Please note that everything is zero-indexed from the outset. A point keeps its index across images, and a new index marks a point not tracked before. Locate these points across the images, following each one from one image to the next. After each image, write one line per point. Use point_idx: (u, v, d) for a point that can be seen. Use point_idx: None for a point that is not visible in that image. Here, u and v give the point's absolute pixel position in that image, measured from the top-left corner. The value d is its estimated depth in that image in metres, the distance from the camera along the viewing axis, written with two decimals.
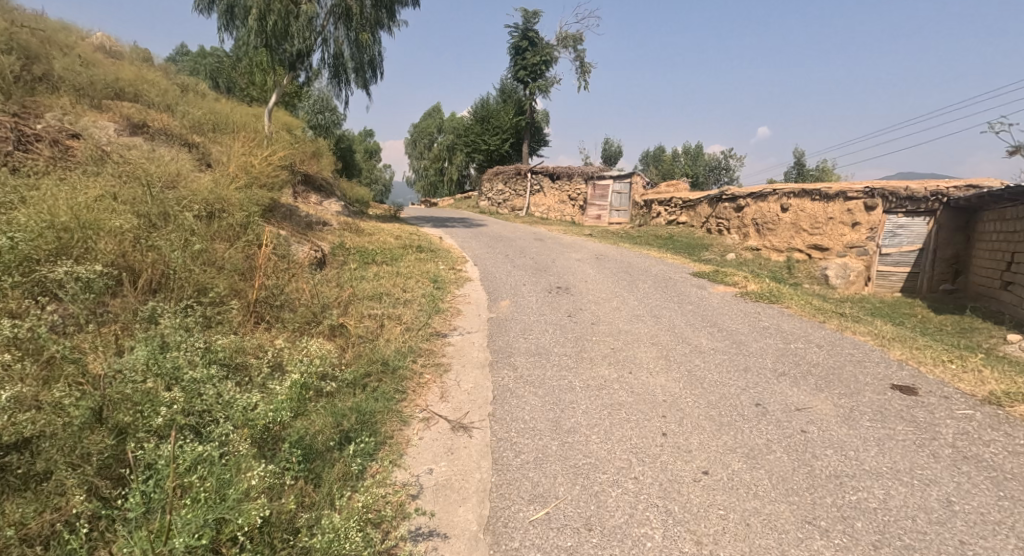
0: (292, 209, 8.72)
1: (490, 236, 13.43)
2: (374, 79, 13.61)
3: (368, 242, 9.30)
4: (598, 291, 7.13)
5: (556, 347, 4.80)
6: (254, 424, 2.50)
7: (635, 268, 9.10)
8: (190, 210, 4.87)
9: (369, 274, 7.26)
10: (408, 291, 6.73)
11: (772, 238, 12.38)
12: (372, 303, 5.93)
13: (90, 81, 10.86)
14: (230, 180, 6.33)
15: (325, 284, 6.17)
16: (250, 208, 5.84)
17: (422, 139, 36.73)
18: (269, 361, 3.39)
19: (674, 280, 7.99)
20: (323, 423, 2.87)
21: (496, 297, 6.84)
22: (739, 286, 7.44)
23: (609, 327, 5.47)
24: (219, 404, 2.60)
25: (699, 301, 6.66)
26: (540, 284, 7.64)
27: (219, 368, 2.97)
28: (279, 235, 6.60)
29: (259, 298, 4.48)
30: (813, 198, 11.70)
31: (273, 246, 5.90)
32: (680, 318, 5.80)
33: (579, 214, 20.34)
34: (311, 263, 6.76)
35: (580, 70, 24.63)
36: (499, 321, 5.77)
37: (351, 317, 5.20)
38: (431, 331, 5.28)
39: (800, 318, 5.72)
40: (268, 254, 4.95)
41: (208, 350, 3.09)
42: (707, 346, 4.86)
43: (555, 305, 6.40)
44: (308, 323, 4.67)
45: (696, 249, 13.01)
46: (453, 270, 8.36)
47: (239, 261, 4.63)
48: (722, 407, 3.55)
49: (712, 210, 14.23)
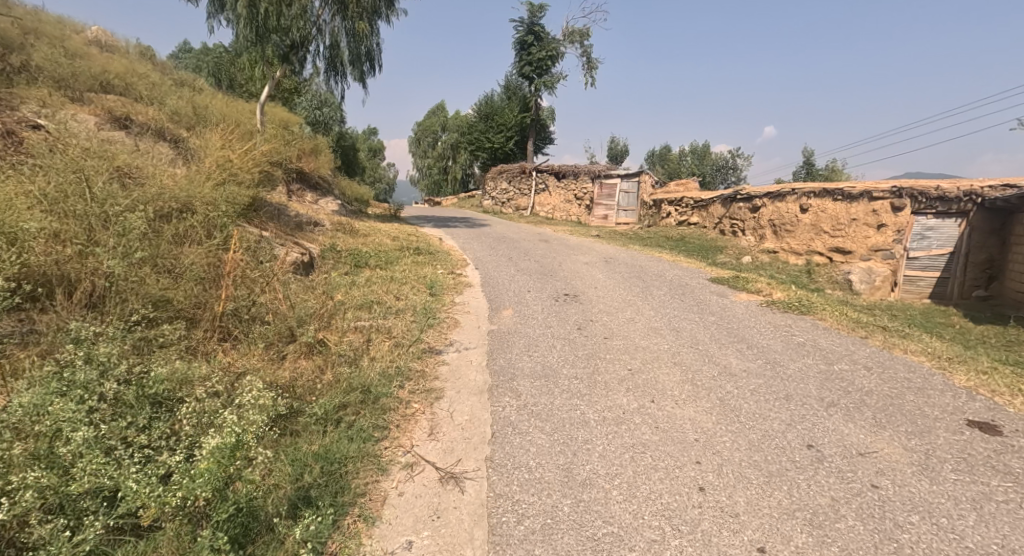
0: (280, 208, 8.14)
1: (493, 236, 12.84)
2: (372, 72, 13.07)
3: (362, 244, 8.73)
4: (609, 300, 6.52)
5: (564, 368, 4.20)
6: (165, 502, 1.93)
7: (648, 272, 8.48)
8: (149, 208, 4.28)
9: (359, 280, 6.68)
10: (401, 300, 6.14)
11: (790, 240, 11.74)
12: (359, 313, 5.37)
13: (73, 73, 10.36)
14: (207, 177, 5.78)
15: (308, 291, 5.60)
16: (226, 207, 5.30)
17: (426, 137, 36.20)
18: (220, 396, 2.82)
19: (690, 286, 7.37)
20: (274, 485, 2.32)
21: (497, 305, 6.25)
22: (764, 293, 6.80)
23: (623, 342, 4.85)
24: (131, 463, 2.05)
25: (721, 311, 6.05)
26: (545, 291, 7.04)
27: (148, 410, 2.41)
28: (259, 237, 6.03)
29: (226, 311, 3.94)
30: (835, 198, 11.01)
31: (252, 248, 5.35)
32: (703, 333, 5.18)
33: (585, 213, 19.76)
34: (295, 268, 6.19)
35: (587, 67, 24.00)
36: (499, 335, 5.17)
37: (334, 330, 4.65)
38: (423, 347, 4.68)
39: (838, 333, 5.08)
40: (238, 258, 4.35)
41: (138, 384, 2.51)
42: (738, 368, 4.24)
43: (561, 316, 5.80)
44: (284, 338, 4.14)
45: (709, 251, 12.39)
46: (451, 275, 7.76)
47: (203, 267, 4.05)
48: (769, 450, 2.93)
49: (725, 210, 13.60)
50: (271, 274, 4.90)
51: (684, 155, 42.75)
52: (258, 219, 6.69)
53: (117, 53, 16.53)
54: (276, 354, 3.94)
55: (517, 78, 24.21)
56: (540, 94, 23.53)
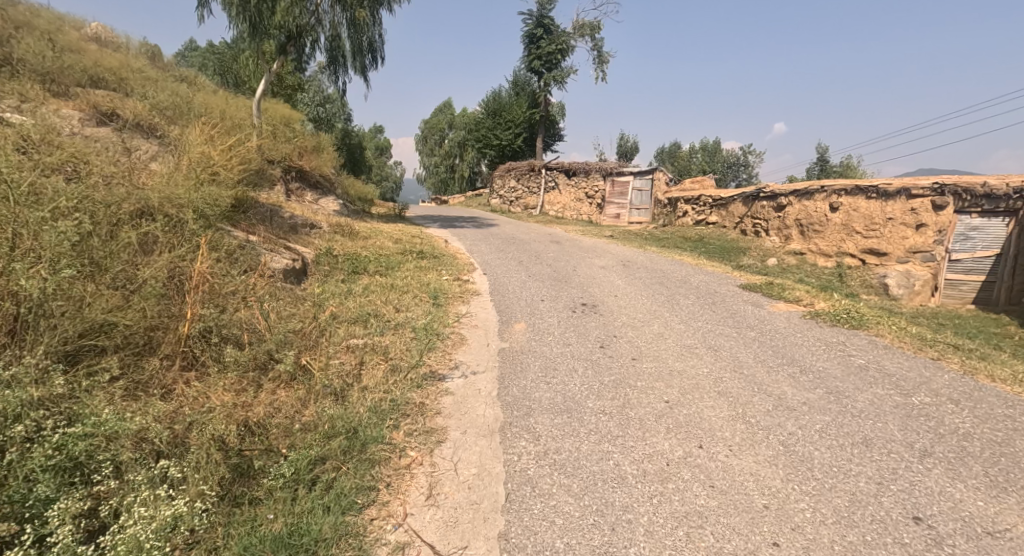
0: (273, 209, 7.56)
1: (502, 237, 12.21)
2: (373, 64, 12.54)
3: (363, 248, 8.13)
4: (632, 311, 5.88)
5: (590, 401, 3.57)
6: None
7: (671, 277, 7.81)
8: (102, 212, 3.66)
9: (356, 289, 6.10)
10: (401, 313, 5.53)
11: (819, 241, 11.00)
12: (352, 330, 4.76)
13: (61, 67, 9.84)
14: (185, 175, 5.21)
15: (295, 306, 5.01)
16: (204, 212, 4.76)
17: (433, 135, 35.64)
18: (150, 465, 2.23)
19: (720, 294, 6.70)
20: None
21: (508, 318, 5.61)
22: (805, 303, 6.12)
23: (655, 366, 4.20)
24: None
25: (761, 325, 5.38)
26: (560, 300, 6.39)
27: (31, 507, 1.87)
28: (242, 242, 5.43)
29: (193, 332, 3.41)
30: (869, 196, 10.26)
31: (231, 254, 4.80)
32: (744, 353, 4.51)
33: (596, 212, 19.13)
34: (282, 277, 5.59)
35: (597, 61, 23.28)
36: (512, 355, 4.54)
37: (322, 350, 4.08)
38: (423, 371, 4.05)
39: (905, 353, 4.38)
40: (203, 274, 3.74)
41: (29, 465, 1.94)
42: (795, 399, 3.57)
43: (580, 332, 5.15)
44: (261, 365, 3.60)
45: (731, 252, 11.69)
46: (457, 282, 7.14)
47: (161, 286, 3.43)
48: (867, 527, 2.28)
49: (747, 209, 12.90)
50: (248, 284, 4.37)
51: (695, 152, 41.95)
52: (244, 223, 6.10)
53: (114, 49, 16.03)
54: (249, 385, 3.38)
55: (526, 73, 23.55)
56: (549, 88, 22.83)
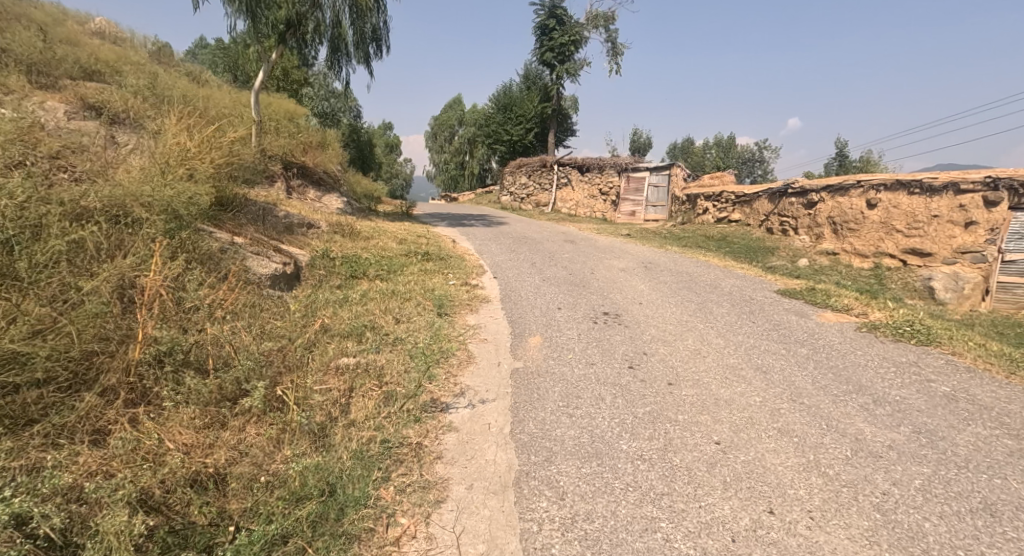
0: (266, 208, 6.99)
1: (513, 236, 11.57)
2: (377, 54, 12.04)
3: (364, 249, 7.56)
4: (661, 323, 5.23)
5: (623, 442, 2.95)
6: None
7: (699, 281, 7.15)
8: (31, 222, 3.15)
9: (354, 298, 5.53)
10: (401, 325, 4.94)
11: (855, 240, 10.23)
12: (343, 348, 4.17)
13: (50, 58, 9.36)
14: (154, 171, 4.62)
15: (280, 319, 4.45)
16: (176, 211, 4.22)
17: (442, 132, 35.11)
18: None
19: (757, 302, 6.02)
20: None
21: (521, 331, 4.98)
22: (857, 313, 5.43)
23: (696, 394, 3.56)
24: None
25: (811, 339, 4.71)
26: (578, 308, 5.74)
27: None
28: (223, 246, 4.87)
29: (144, 358, 2.85)
30: (911, 191, 9.51)
31: (204, 259, 4.25)
32: (799, 376, 3.84)
33: (611, 209, 18.58)
34: (269, 284, 5.04)
35: (611, 53, 22.50)
36: (526, 378, 3.91)
37: (304, 374, 3.51)
38: (422, 399, 3.45)
39: (995, 378, 3.70)
40: (154, 286, 3.19)
41: None
42: (877, 442, 2.89)
43: (604, 349, 4.51)
44: (231, 394, 3.02)
45: (758, 252, 10.94)
46: (465, 287, 6.52)
47: (98, 306, 2.88)
48: None
49: (774, 206, 12.16)
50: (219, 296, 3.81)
51: (709, 148, 41.02)
52: (228, 223, 5.54)
53: (115, 42, 15.55)
54: (212, 423, 2.82)
55: (538, 65, 22.87)
56: (562, 81, 22.14)
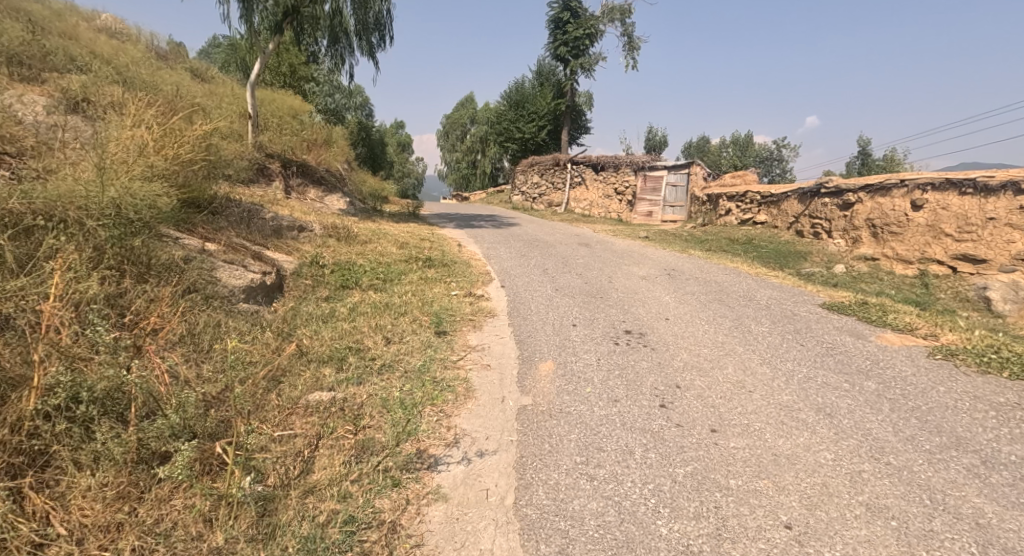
0: (252, 209, 6.37)
1: (524, 239, 10.86)
2: (380, 44, 11.49)
3: (359, 254, 6.91)
4: (693, 347, 4.49)
5: (662, 523, 2.28)
6: None
7: (731, 292, 6.39)
8: None
9: (341, 313, 4.88)
10: (392, 346, 4.27)
11: (897, 244, 9.37)
12: (317, 380, 3.54)
13: (36, 48, 8.84)
14: (88, 166, 3.86)
15: (248, 342, 3.83)
16: (123, 214, 3.64)
17: (454, 130, 34.57)
18: None
19: (801, 318, 5.26)
20: None
21: (530, 355, 4.26)
22: (923, 335, 4.64)
23: (748, 447, 2.84)
24: None
25: (877, 368, 3.93)
26: (596, 326, 5.02)
27: None
28: (188, 253, 4.26)
29: (40, 411, 2.22)
30: (962, 191, 8.66)
31: (158, 274, 3.70)
32: (875, 421, 3.07)
33: (626, 210, 17.80)
34: (244, 297, 4.42)
35: (628, 47, 21.66)
36: (534, 421, 3.20)
37: (259, 424, 2.88)
38: (405, 453, 2.78)
39: None
40: (57, 314, 2.56)
41: None
42: (1008, 531, 2.17)
43: (629, 381, 3.78)
44: (155, 452, 2.35)
45: (788, 257, 10.09)
46: (468, 298, 5.84)
47: None
48: None
49: (805, 207, 11.32)
50: (139, 316, 3.34)
51: (726, 147, 39.96)
52: (203, 228, 4.93)
53: (117, 38, 15.12)
54: (127, 495, 2.18)
55: (552, 60, 22.14)
56: (576, 77, 21.37)
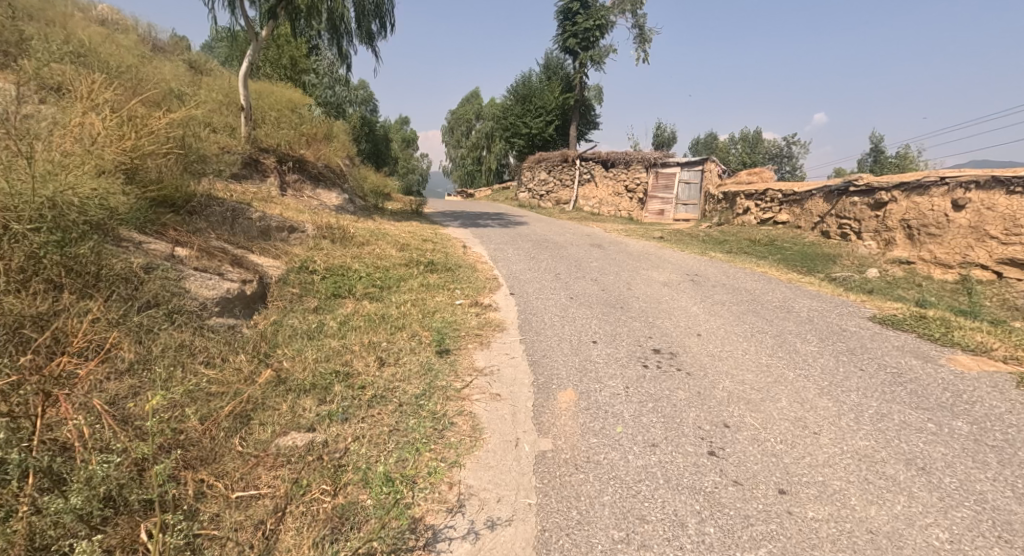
0: (237, 208, 5.79)
1: (533, 239, 10.22)
2: (380, 32, 10.86)
3: (355, 258, 6.31)
4: (735, 371, 3.87)
5: None
6: None
7: (765, 302, 5.75)
8: None
9: (329, 328, 4.28)
10: (386, 370, 3.68)
11: (935, 247, 8.67)
12: (294, 417, 2.96)
13: (14, 34, 8.29)
14: (10, 154, 3.25)
15: (217, 369, 3.28)
16: (62, 216, 3.11)
17: (458, 126, 33.91)
18: None
19: (852, 335, 4.62)
20: None
21: (547, 383, 3.64)
22: (1001, 358, 3.99)
23: (831, 520, 2.24)
24: None
25: (961, 402, 3.30)
26: (620, 344, 4.41)
27: None
28: (150, 257, 3.68)
29: None
30: (1010, 190, 7.97)
31: (109, 284, 3.20)
32: (986, 482, 2.46)
33: (637, 208, 17.12)
34: (218, 310, 3.80)
35: (638, 39, 20.94)
36: (555, 475, 2.61)
37: (212, 485, 2.33)
38: (395, 528, 2.22)
39: None
40: None
41: None
42: None
43: (667, 417, 3.17)
44: (54, 544, 1.92)
45: (816, 260, 9.43)
46: (474, 308, 5.24)
47: None
48: None
49: (831, 205, 10.65)
50: (70, 342, 2.80)
51: (736, 143, 39.05)
52: (175, 229, 4.35)
53: (111, 26, 14.54)
54: None
55: (561, 53, 21.46)
56: (586, 69, 20.68)
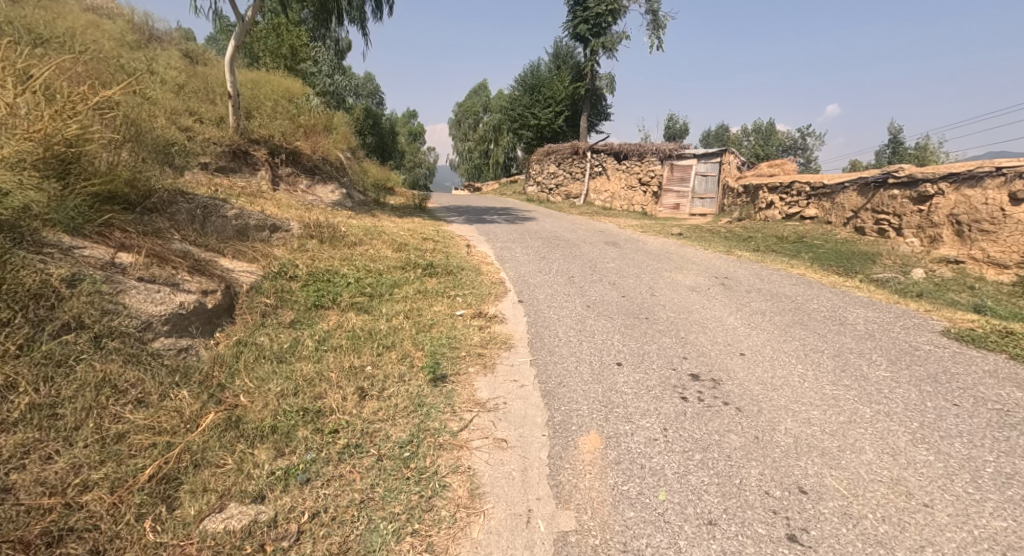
0: (209, 204, 5.11)
1: (543, 236, 9.48)
2: (379, 13, 10.08)
3: (344, 259, 5.62)
4: (796, 407, 3.13)
5: None
6: None
7: (811, 312, 4.99)
8: None
9: (302, 347, 3.59)
10: (366, 404, 2.98)
11: (988, 245, 7.84)
12: (238, 478, 2.26)
13: None
14: None
15: (151, 410, 2.59)
16: None
17: (465, 119, 33.07)
18: None
19: (926, 356, 3.86)
20: None
21: (563, 422, 2.92)
22: None
23: None
24: None
25: None
26: (649, 367, 3.68)
27: None
28: (82, 265, 3.00)
29: None
30: None
31: (12, 304, 2.51)
32: None
33: (651, 202, 16.29)
34: (166, 330, 3.09)
35: (652, 25, 20.03)
36: None
37: None
38: None
39: None
40: None
41: None
42: None
43: (726, 477, 2.44)
44: None
45: (852, 259, 8.62)
46: (476, 320, 4.53)
47: None
48: None
49: (866, 199, 9.81)
50: None
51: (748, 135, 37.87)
52: (123, 225, 3.63)
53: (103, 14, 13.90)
54: None
55: (571, 40, 20.60)
56: (597, 57, 19.81)
